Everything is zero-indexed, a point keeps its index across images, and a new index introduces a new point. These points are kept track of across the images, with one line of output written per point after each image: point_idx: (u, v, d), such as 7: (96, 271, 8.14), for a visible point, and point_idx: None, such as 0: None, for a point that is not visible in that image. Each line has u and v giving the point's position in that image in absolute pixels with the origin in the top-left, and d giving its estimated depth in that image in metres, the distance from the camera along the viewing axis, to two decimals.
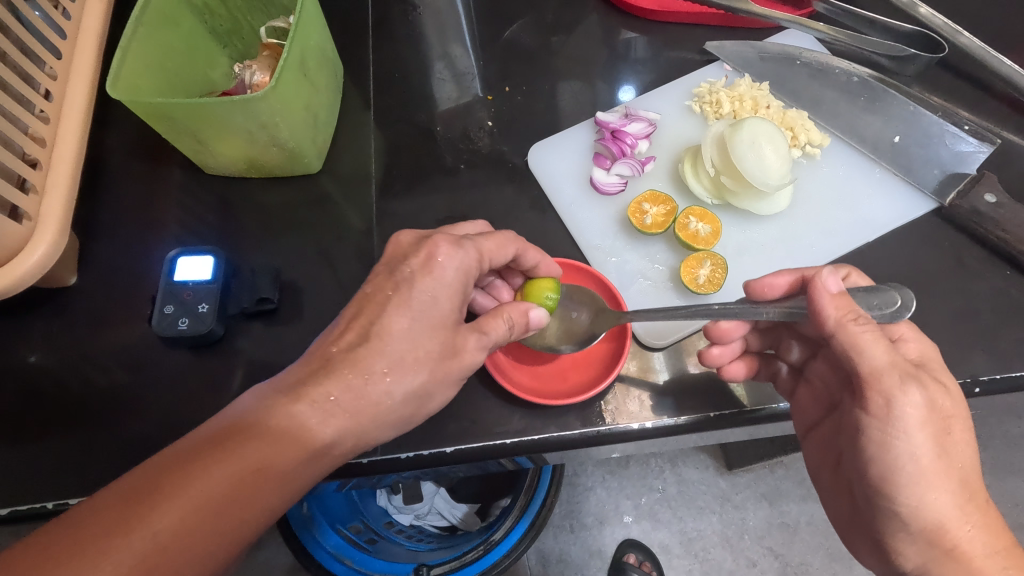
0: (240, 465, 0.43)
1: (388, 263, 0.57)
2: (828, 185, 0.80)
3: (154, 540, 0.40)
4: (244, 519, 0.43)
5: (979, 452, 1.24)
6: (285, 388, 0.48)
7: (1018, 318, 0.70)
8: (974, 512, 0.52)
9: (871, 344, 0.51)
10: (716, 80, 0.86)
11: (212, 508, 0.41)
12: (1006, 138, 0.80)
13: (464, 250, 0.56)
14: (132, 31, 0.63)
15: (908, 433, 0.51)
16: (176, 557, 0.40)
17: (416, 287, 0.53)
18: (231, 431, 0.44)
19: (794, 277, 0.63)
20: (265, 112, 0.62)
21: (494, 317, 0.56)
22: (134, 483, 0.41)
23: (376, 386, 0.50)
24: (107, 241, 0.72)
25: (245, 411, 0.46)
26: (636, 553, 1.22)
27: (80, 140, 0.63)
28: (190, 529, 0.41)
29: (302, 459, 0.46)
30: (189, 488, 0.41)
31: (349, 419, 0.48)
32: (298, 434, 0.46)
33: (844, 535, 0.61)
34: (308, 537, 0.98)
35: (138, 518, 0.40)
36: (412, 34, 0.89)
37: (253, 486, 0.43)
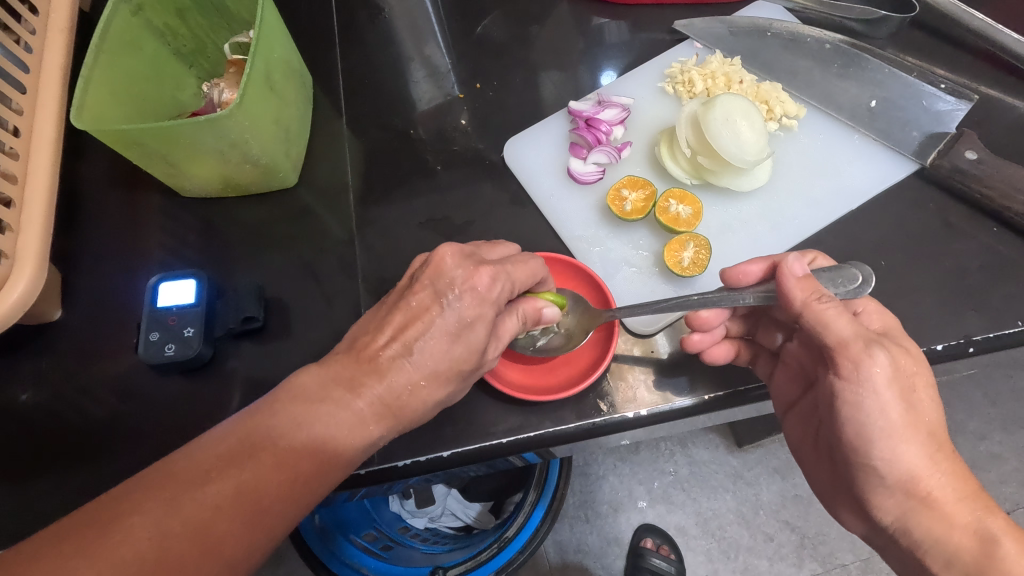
0: (326, 442, 0.45)
1: (429, 279, 0.53)
2: (808, 157, 0.79)
3: (252, 501, 0.41)
4: (321, 490, 0.45)
5: (988, 409, 1.24)
6: (350, 374, 0.48)
7: (1007, 274, 0.70)
8: (945, 461, 0.52)
9: (835, 317, 0.53)
10: (687, 59, 0.85)
11: (300, 478, 0.44)
12: (984, 92, 0.79)
13: (502, 283, 0.54)
14: (93, 60, 0.62)
15: (875, 391, 0.51)
16: (268, 518, 0.42)
17: (458, 312, 0.51)
18: (314, 408, 0.46)
19: (766, 264, 0.64)
20: (233, 130, 0.62)
21: (510, 319, 0.56)
22: (231, 445, 0.43)
23: (419, 395, 0.50)
24: (89, 272, 0.71)
25: (324, 389, 0.47)
26: (653, 538, 1.22)
27: (52, 174, 0.63)
28: (281, 493, 0.43)
29: (369, 443, 0.48)
30: (282, 456, 0.43)
31: (395, 420, 0.49)
32: (367, 419, 0.47)
33: (827, 500, 0.61)
34: (321, 549, 0.96)
35: (240, 478, 0.41)
36: (380, 39, 0.88)
37: (331, 462, 0.45)
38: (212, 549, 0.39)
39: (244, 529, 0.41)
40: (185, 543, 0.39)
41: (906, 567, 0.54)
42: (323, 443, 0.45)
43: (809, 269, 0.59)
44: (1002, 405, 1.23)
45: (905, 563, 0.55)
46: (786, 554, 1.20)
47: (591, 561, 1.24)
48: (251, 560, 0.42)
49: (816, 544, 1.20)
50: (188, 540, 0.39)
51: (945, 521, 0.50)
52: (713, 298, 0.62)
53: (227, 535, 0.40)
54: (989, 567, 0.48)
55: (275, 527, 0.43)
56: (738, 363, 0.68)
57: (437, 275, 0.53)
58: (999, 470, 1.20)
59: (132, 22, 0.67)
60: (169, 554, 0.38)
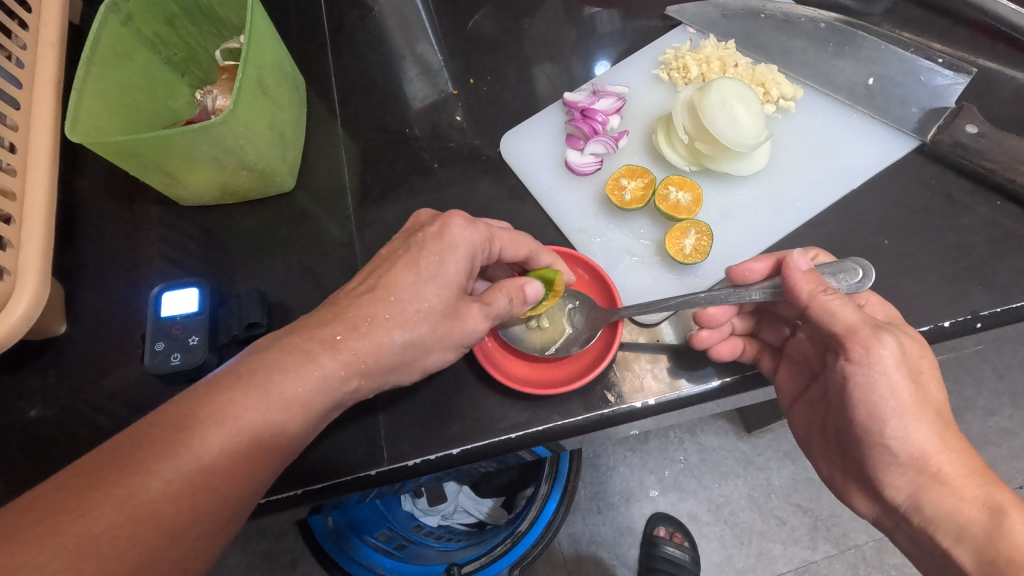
0: (266, 395, 0.44)
1: (405, 232, 0.58)
2: (806, 138, 0.78)
3: (190, 465, 0.40)
4: (271, 448, 0.44)
5: (998, 383, 1.23)
6: (296, 331, 0.49)
7: (1011, 247, 0.70)
8: (954, 438, 0.52)
9: (841, 306, 0.53)
10: (681, 45, 0.84)
11: (241, 436, 0.42)
12: (982, 65, 0.79)
13: (474, 228, 0.56)
14: (85, 71, 0.62)
15: (886, 371, 0.51)
16: (211, 481, 0.41)
17: (426, 251, 0.54)
18: (252, 365, 0.45)
19: (771, 261, 0.64)
20: (229, 137, 0.62)
21: (495, 292, 0.57)
22: (166, 413, 0.42)
23: (380, 331, 0.50)
24: (91, 284, 0.71)
25: (263, 351, 0.47)
26: (666, 526, 1.22)
27: (50, 188, 0.62)
28: (228, 451, 0.42)
29: (319, 395, 0.47)
30: (219, 415, 0.42)
31: (355, 360, 0.49)
32: (312, 371, 0.46)
33: (837, 483, 0.62)
34: (336, 552, 0.97)
35: (175, 443, 0.40)
36: (371, 38, 0.88)
37: (276, 417, 0.44)
38: (151, 518, 0.38)
39: (187, 493, 0.40)
40: (118, 513, 0.37)
41: (916, 546, 0.54)
42: (272, 395, 0.44)
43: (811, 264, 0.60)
44: (1011, 379, 1.22)
45: (917, 542, 0.54)
46: (800, 537, 1.20)
47: (605, 552, 1.24)
48: (198, 527, 0.40)
49: (829, 526, 1.20)
50: (123, 510, 0.38)
51: (956, 495, 0.50)
52: (720, 294, 0.61)
53: (166, 501, 0.39)
54: (998, 539, 0.47)
55: (221, 489, 0.41)
56: (741, 361, 0.68)
57: (411, 228, 0.58)
58: (1009, 444, 1.20)
59: (122, 32, 0.67)
60: (102, 525, 0.37)
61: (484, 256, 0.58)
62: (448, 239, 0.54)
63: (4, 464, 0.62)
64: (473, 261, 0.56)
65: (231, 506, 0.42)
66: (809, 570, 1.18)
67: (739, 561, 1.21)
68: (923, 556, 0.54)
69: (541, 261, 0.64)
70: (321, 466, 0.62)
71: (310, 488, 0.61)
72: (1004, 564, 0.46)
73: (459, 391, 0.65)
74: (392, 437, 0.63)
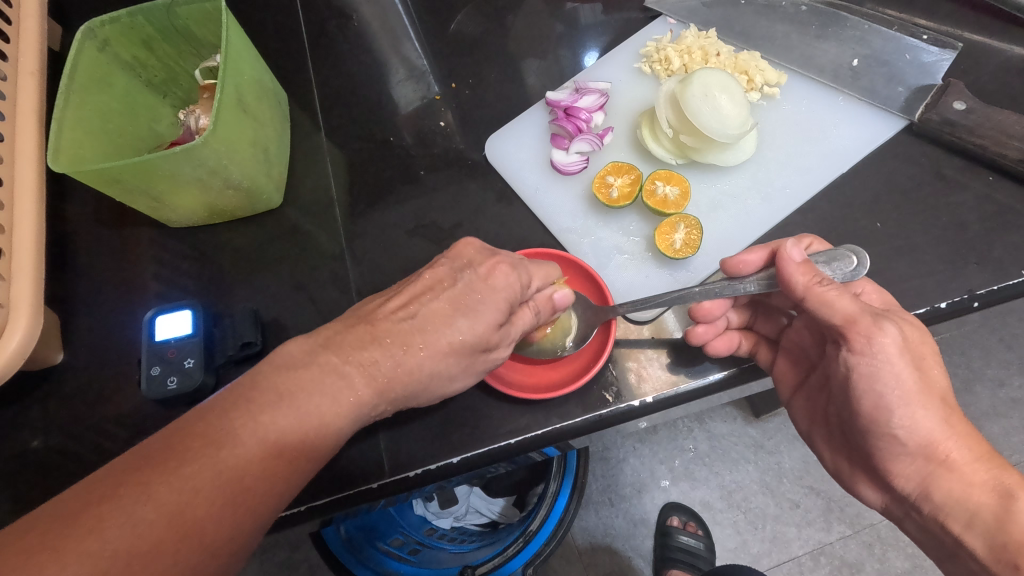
0: (305, 416, 0.44)
1: (451, 260, 0.56)
2: (793, 124, 0.77)
3: (231, 481, 0.39)
4: (306, 467, 0.44)
5: (1007, 355, 1.22)
6: (332, 346, 0.48)
7: (1006, 222, 0.69)
8: (960, 422, 0.51)
9: (838, 296, 0.52)
10: (661, 37, 0.83)
11: (281, 455, 0.42)
12: (968, 38, 0.78)
13: (519, 273, 0.56)
14: (64, 100, 0.62)
15: (890, 360, 0.51)
16: (252, 497, 0.40)
17: (471, 288, 0.54)
18: (290, 383, 0.45)
19: (766, 251, 0.63)
20: (210, 157, 0.62)
21: (525, 313, 0.57)
22: (207, 425, 0.41)
23: (411, 359, 0.50)
24: (87, 311, 0.71)
25: (300, 365, 0.46)
26: (679, 515, 1.21)
27: (38, 219, 0.62)
28: (264, 470, 0.41)
29: (352, 416, 0.47)
30: (263, 434, 0.42)
31: (386, 386, 0.49)
32: (349, 392, 0.47)
33: (844, 474, 0.62)
34: (351, 559, 0.95)
35: (220, 460, 0.39)
36: (352, 47, 0.88)
37: (313, 438, 0.44)
38: (193, 533, 0.37)
39: (224, 511, 0.39)
40: (165, 527, 0.37)
41: (928, 533, 0.54)
42: (313, 418, 0.44)
43: (805, 254, 0.59)
44: (1018, 349, 1.21)
45: (928, 530, 0.54)
46: (814, 519, 1.19)
47: (620, 543, 1.24)
48: (237, 540, 0.40)
49: (843, 506, 1.20)
50: (168, 524, 0.37)
51: (965, 481, 0.49)
52: (715, 288, 0.61)
53: (208, 517, 0.38)
54: (1010, 524, 0.46)
55: (259, 506, 0.41)
56: (738, 354, 0.67)
57: (459, 257, 0.57)
58: (1020, 415, 1.19)
59: (99, 58, 0.67)
60: (148, 538, 0.36)
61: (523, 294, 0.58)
62: (494, 281, 0.54)
63: (12, 494, 0.62)
64: (515, 306, 0.55)
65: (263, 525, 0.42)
66: (825, 552, 1.18)
67: (755, 546, 1.20)
68: (936, 542, 0.53)
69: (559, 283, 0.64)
70: (325, 480, 0.61)
71: (314, 503, 0.61)
72: (1016, 549, 0.45)
73: (456, 400, 0.65)
74: (393, 445, 0.63)
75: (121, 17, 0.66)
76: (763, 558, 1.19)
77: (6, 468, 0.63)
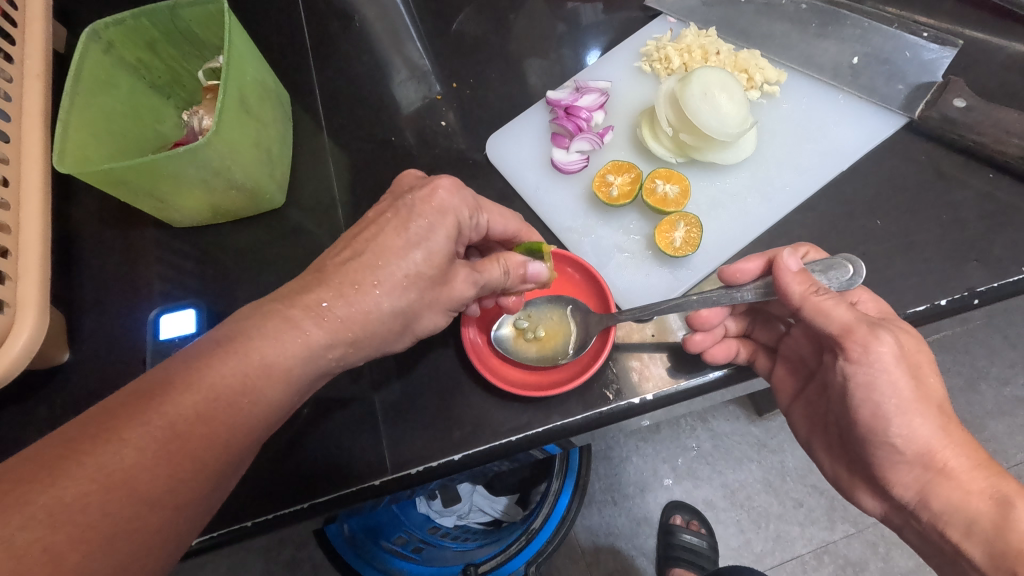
0: (244, 361, 0.42)
1: (392, 195, 0.57)
2: (794, 122, 0.77)
3: (167, 430, 0.38)
4: (251, 417, 0.42)
5: (1011, 353, 1.21)
6: (279, 296, 0.47)
7: (1008, 219, 0.69)
8: (958, 430, 0.52)
9: (834, 306, 0.53)
10: (661, 36, 0.84)
11: (219, 401, 0.41)
12: (969, 36, 0.77)
13: (464, 195, 0.55)
14: (69, 102, 0.62)
15: (886, 368, 0.51)
16: (190, 447, 0.39)
17: (416, 213, 0.52)
18: (230, 332, 0.44)
19: (764, 261, 0.63)
20: (214, 158, 0.62)
21: (491, 264, 0.56)
22: (143, 381, 0.40)
23: (365, 296, 0.48)
24: (93, 310, 0.71)
25: (244, 316, 0.45)
26: (682, 514, 1.21)
27: (44, 220, 0.63)
28: (202, 416, 0.40)
29: (300, 360, 0.45)
30: (199, 380, 0.40)
31: (340, 327, 0.47)
32: (295, 333, 0.45)
33: (843, 482, 0.62)
34: (358, 560, 0.96)
35: (152, 409, 0.38)
36: (354, 48, 0.88)
37: (256, 382, 0.43)
38: (125, 486, 0.36)
39: (160, 460, 0.37)
40: (92, 480, 0.35)
41: (927, 543, 0.54)
42: (256, 362, 0.43)
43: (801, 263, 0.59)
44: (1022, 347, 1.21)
45: (926, 538, 0.54)
46: (817, 517, 1.19)
47: (623, 542, 1.25)
48: (178, 494, 0.38)
49: (846, 505, 1.19)
50: (96, 477, 0.35)
51: (961, 488, 0.49)
52: (713, 296, 0.61)
53: (140, 468, 0.37)
54: (1008, 532, 0.46)
55: (199, 456, 0.39)
56: (737, 361, 0.68)
57: (398, 192, 0.57)
58: None
59: (104, 60, 0.68)
60: (76, 492, 0.34)
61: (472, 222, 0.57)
62: (437, 203, 0.53)
63: None
64: (460, 230, 0.55)
65: (210, 474, 0.40)
66: (828, 551, 1.18)
67: (757, 544, 1.21)
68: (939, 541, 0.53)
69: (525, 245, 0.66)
70: (325, 477, 0.61)
71: (317, 500, 0.60)
72: (1014, 557, 0.44)
73: (459, 396, 0.66)
74: (396, 443, 0.64)
75: (125, 19, 0.67)
76: (766, 556, 1.19)
77: None
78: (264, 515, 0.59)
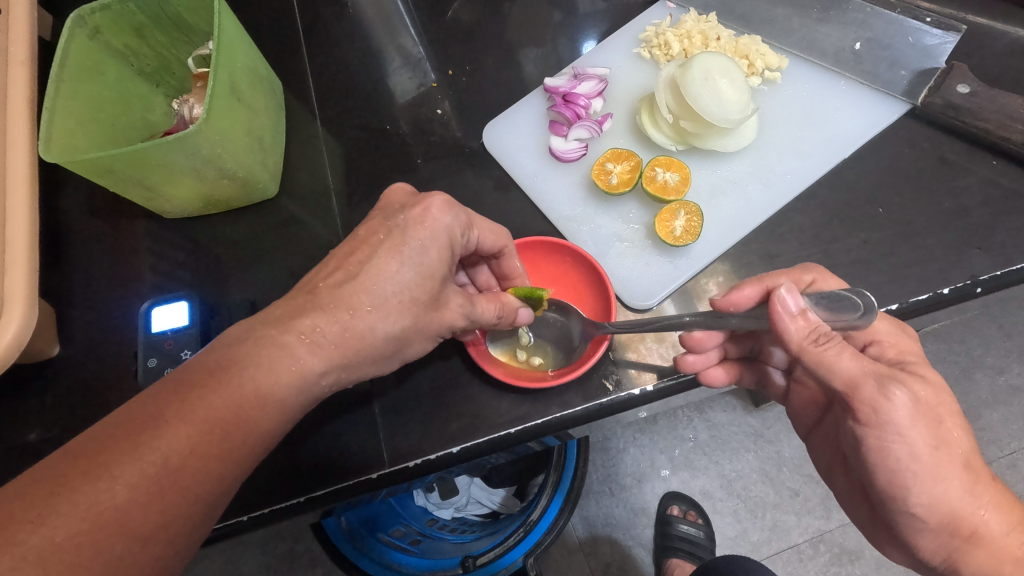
0: (238, 391, 0.41)
1: (382, 209, 0.55)
2: (794, 108, 0.76)
3: (159, 465, 0.37)
4: (247, 446, 0.41)
5: (1008, 342, 1.21)
6: (271, 320, 0.45)
7: (1010, 207, 0.69)
8: (985, 493, 0.50)
9: (841, 361, 0.48)
10: (661, 21, 0.82)
11: (213, 433, 0.39)
12: (971, 21, 0.76)
13: (455, 212, 0.53)
14: (55, 89, 0.61)
15: (901, 432, 0.47)
16: (183, 481, 0.37)
17: (409, 235, 0.51)
18: (222, 359, 0.42)
19: (759, 289, 0.59)
20: (204, 145, 0.61)
21: (488, 302, 0.57)
22: (133, 411, 0.38)
23: (360, 322, 0.47)
24: (83, 302, 0.70)
25: (236, 341, 0.43)
26: (679, 504, 1.21)
27: (31, 212, 0.61)
28: (196, 450, 0.38)
29: (296, 389, 0.44)
30: (191, 412, 0.39)
31: (337, 353, 0.46)
32: (291, 361, 0.44)
33: (868, 533, 0.59)
34: (354, 552, 0.97)
35: (143, 443, 0.37)
36: (349, 35, 0.87)
37: (250, 412, 0.41)
38: (116, 524, 0.34)
39: (152, 496, 0.36)
40: (81, 519, 0.34)
41: None
42: (250, 392, 0.41)
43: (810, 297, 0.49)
44: (1019, 337, 1.21)
45: None
46: (813, 507, 1.20)
47: (619, 533, 1.24)
48: (171, 529, 0.37)
49: None
50: (86, 515, 0.34)
51: (994, 555, 0.50)
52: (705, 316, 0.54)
53: (131, 506, 0.35)
54: None
55: (193, 489, 0.38)
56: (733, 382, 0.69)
57: (389, 207, 0.55)
58: (1019, 402, 1.19)
59: (90, 47, 0.66)
60: (64, 532, 0.33)
61: (464, 241, 0.55)
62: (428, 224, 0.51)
63: None
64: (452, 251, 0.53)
65: (203, 506, 0.39)
66: (824, 539, 1.18)
67: (754, 534, 1.21)
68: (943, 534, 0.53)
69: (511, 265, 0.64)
70: (323, 470, 0.61)
71: (314, 494, 0.59)
72: None
73: (456, 387, 0.65)
74: (393, 435, 0.63)
75: (112, 4, 0.65)
76: (763, 546, 1.20)
77: (3, 461, 0.62)
78: (259, 511, 0.59)
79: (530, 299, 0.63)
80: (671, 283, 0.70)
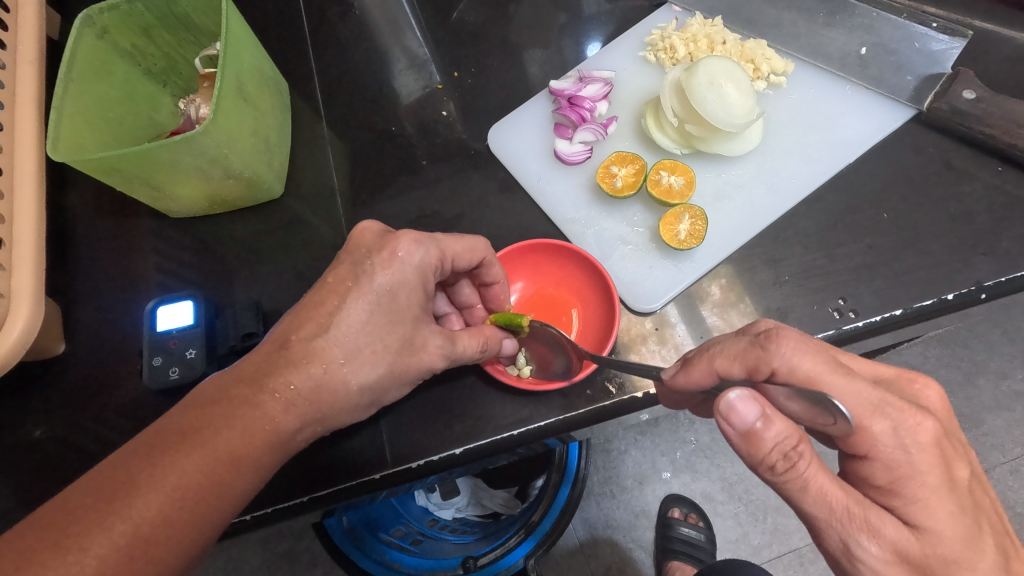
0: (211, 454, 0.42)
1: (350, 254, 0.53)
2: (797, 113, 0.76)
3: (129, 535, 0.38)
4: (221, 508, 0.42)
5: (1010, 347, 1.21)
6: (245, 377, 0.46)
7: (1013, 213, 0.69)
8: None
9: (807, 504, 0.42)
10: (666, 25, 0.83)
11: (184, 501, 0.40)
12: (977, 27, 0.76)
13: (426, 247, 0.53)
14: (63, 87, 0.61)
15: None
16: (154, 551, 0.39)
17: (377, 280, 0.51)
18: (195, 421, 0.43)
19: (708, 373, 0.48)
20: (211, 146, 0.61)
21: (471, 337, 0.56)
22: (105, 478, 0.40)
23: (336, 374, 0.49)
24: (88, 301, 0.70)
25: (209, 401, 0.44)
26: (680, 507, 1.21)
27: (38, 211, 0.61)
28: (165, 518, 0.39)
29: (270, 449, 0.45)
30: (162, 480, 0.40)
31: (310, 410, 0.47)
32: (264, 421, 0.45)
33: None
34: (354, 551, 0.97)
35: (113, 513, 0.38)
36: (355, 35, 0.87)
37: (223, 477, 0.42)
38: None
39: (123, 567, 0.37)
40: None
41: None
42: (222, 457, 0.43)
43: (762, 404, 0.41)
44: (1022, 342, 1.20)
45: None
46: None
47: (620, 535, 1.24)
48: None
49: None
50: None
51: None
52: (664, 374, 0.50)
53: None
54: None
55: (164, 559, 0.39)
56: None
57: (357, 248, 0.53)
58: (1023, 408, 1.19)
59: (98, 46, 0.66)
60: None
61: (436, 274, 0.55)
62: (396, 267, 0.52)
63: (16, 484, 0.62)
64: (426, 285, 0.54)
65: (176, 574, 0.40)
66: None
67: (755, 537, 1.21)
68: None
69: (492, 271, 0.62)
70: (327, 470, 0.61)
71: (316, 494, 0.60)
72: None
73: (459, 389, 0.65)
74: (394, 436, 0.63)
75: (120, 4, 0.66)
76: (764, 549, 1.19)
77: (9, 459, 0.63)
78: (261, 509, 0.60)
79: (512, 325, 0.64)
80: (672, 288, 0.70)
